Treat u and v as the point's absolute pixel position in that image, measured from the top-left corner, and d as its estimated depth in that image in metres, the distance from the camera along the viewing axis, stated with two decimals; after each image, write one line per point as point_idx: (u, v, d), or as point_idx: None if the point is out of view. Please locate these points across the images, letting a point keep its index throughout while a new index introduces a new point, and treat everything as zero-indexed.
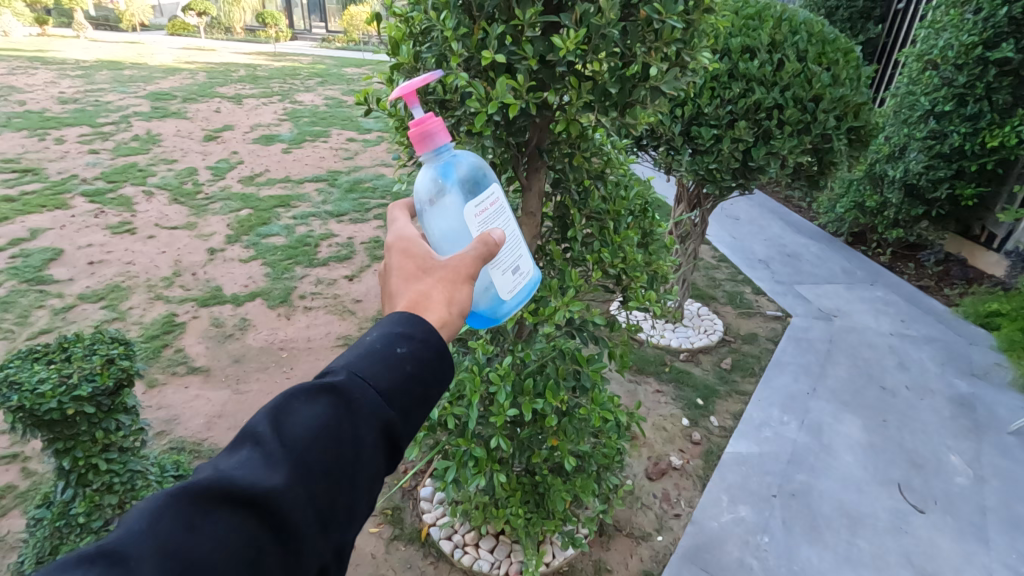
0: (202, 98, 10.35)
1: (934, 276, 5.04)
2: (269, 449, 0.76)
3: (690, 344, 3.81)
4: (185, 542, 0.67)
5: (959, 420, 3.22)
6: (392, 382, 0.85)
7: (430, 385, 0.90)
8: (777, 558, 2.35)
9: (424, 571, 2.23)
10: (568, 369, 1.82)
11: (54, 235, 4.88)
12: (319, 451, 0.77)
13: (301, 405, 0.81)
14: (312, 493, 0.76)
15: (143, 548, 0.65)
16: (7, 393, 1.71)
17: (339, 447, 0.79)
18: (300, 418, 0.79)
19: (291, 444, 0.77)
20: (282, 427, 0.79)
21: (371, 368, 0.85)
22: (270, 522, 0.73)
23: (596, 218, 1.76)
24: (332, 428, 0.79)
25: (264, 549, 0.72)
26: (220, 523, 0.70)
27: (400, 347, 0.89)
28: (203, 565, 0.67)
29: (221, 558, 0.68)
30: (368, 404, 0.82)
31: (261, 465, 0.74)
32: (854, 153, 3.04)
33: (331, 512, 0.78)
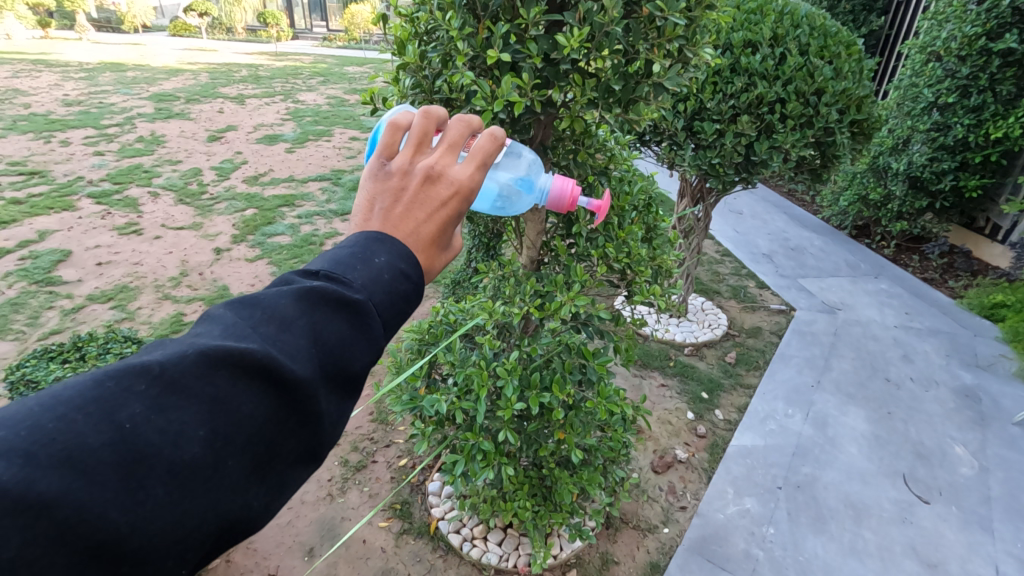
0: (205, 99, 10.40)
1: (939, 268, 5.03)
2: (304, 339, 0.75)
3: (695, 338, 3.83)
4: (228, 400, 0.68)
5: (964, 411, 3.23)
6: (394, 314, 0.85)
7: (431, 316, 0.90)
8: (783, 548, 2.37)
9: (434, 564, 2.26)
10: (574, 364, 1.84)
11: (62, 237, 4.93)
12: (344, 359, 0.78)
13: (328, 305, 0.79)
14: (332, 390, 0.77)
15: (200, 390, 0.68)
16: (23, 391, 1.75)
17: (360, 358, 0.80)
18: (330, 318, 0.78)
19: (321, 342, 0.76)
20: (316, 322, 0.77)
21: (397, 289, 0.84)
22: (295, 407, 0.74)
23: (601, 214, 1.77)
24: (355, 341, 0.79)
25: (280, 435, 0.73)
26: (257, 396, 0.71)
27: (412, 280, 0.87)
28: (241, 428, 0.69)
29: (255, 427, 0.70)
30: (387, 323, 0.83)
31: (297, 351, 0.74)
32: (857, 145, 3.04)
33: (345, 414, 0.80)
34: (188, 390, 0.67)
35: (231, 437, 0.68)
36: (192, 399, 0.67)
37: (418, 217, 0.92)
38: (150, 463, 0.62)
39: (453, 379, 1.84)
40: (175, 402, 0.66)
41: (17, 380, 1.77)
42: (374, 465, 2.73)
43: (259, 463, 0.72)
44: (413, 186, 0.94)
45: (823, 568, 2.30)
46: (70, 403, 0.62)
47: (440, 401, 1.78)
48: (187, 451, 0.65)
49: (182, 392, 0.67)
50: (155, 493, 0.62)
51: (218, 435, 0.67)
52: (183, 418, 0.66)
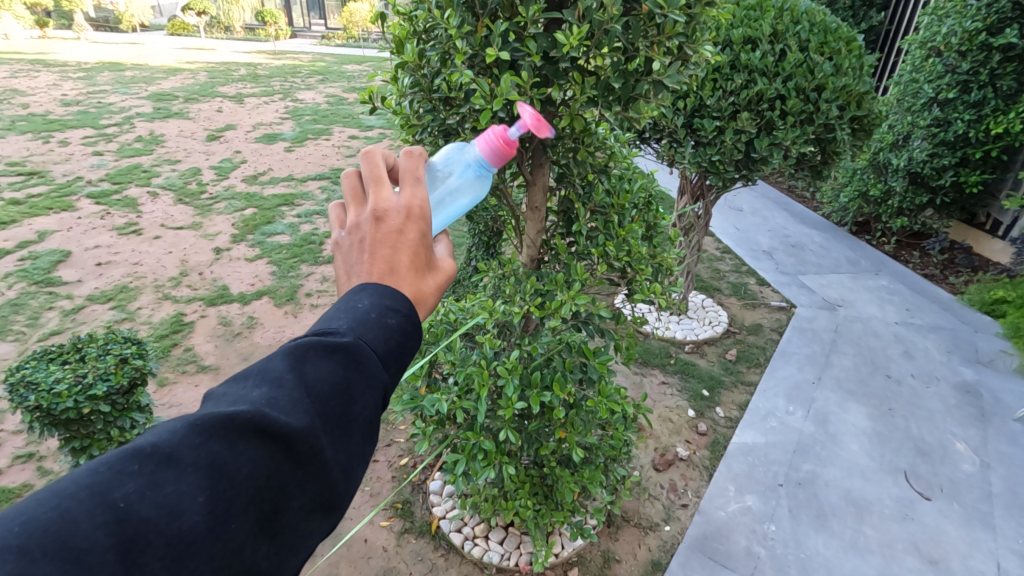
0: (204, 98, 10.39)
1: (940, 264, 5.02)
2: (292, 392, 0.73)
3: (695, 336, 3.82)
4: (222, 463, 0.67)
5: (965, 407, 3.23)
6: (391, 346, 0.82)
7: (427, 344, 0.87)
8: (784, 546, 2.37)
9: (435, 563, 2.26)
10: (575, 363, 1.84)
11: (61, 237, 4.92)
12: (339, 402, 0.75)
13: (318, 354, 0.78)
14: (333, 437, 0.74)
15: (194, 457, 0.66)
16: (24, 393, 1.74)
17: (358, 399, 0.77)
18: (318, 367, 0.76)
19: (311, 391, 0.74)
20: (303, 374, 0.76)
21: (384, 324, 0.82)
22: (295, 460, 0.71)
23: (601, 212, 1.76)
24: (346, 384, 0.76)
25: (286, 487, 0.71)
26: (255, 455, 0.69)
27: (393, 317, 0.84)
28: (240, 488, 0.67)
29: (256, 486, 0.68)
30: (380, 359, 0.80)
31: (287, 405, 0.72)
32: (858, 142, 3.03)
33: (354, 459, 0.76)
34: (185, 457, 0.66)
35: (232, 499, 0.66)
36: (187, 467, 0.66)
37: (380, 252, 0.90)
38: (146, 538, 0.61)
39: (453, 379, 1.84)
40: (171, 474, 0.65)
41: (17, 381, 1.76)
42: (375, 465, 2.73)
43: (264, 521, 0.69)
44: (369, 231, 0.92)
45: (824, 565, 2.30)
46: (66, 489, 0.61)
47: (441, 400, 1.77)
48: (188, 519, 0.63)
49: (175, 464, 0.65)
50: (155, 567, 0.60)
51: (218, 500, 0.66)
52: (181, 487, 0.64)
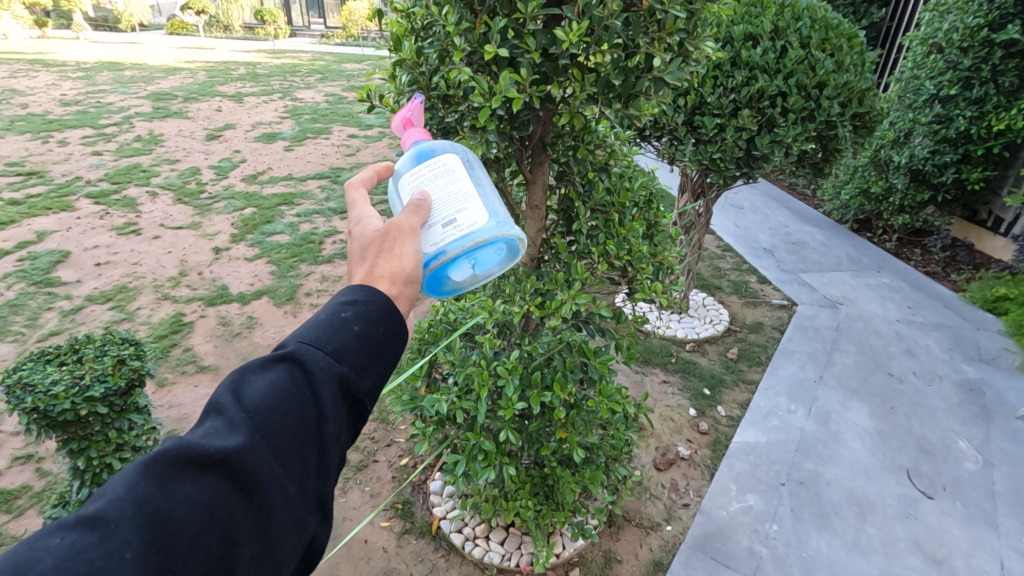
0: (203, 97, 10.37)
1: (941, 261, 5.00)
2: (230, 416, 0.80)
3: (696, 334, 3.81)
4: (162, 505, 0.69)
5: (967, 405, 3.22)
6: (337, 344, 0.90)
7: (381, 340, 0.95)
8: (786, 545, 2.36)
9: (436, 564, 2.25)
10: (576, 363, 1.82)
11: (60, 237, 4.91)
12: (278, 413, 0.81)
13: (257, 375, 0.85)
14: (274, 451, 0.79)
15: (121, 512, 0.67)
16: (20, 395, 1.72)
17: (300, 406, 0.84)
18: (254, 387, 0.83)
19: (248, 411, 0.80)
20: (239, 398, 0.82)
21: (320, 334, 0.90)
22: (242, 485, 0.75)
23: (601, 211, 1.75)
24: (286, 393, 0.83)
25: (236, 514, 0.74)
26: (192, 489, 0.71)
27: (345, 312, 0.94)
28: (179, 528, 0.69)
29: (198, 519, 0.70)
30: (320, 364, 0.87)
31: (222, 431, 0.77)
32: (860, 139, 3.02)
33: (302, 468, 0.82)
34: (114, 517, 0.66)
35: (168, 546, 0.68)
36: (115, 525, 0.66)
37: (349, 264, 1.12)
38: None
39: (453, 379, 1.83)
40: (97, 536, 0.65)
41: (13, 383, 1.75)
42: (375, 465, 2.72)
43: (216, 558, 0.71)
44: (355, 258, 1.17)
45: (826, 564, 2.28)
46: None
47: (440, 401, 1.75)
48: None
49: (104, 525, 0.66)
50: None
51: (153, 547, 0.67)
52: (108, 545, 0.64)
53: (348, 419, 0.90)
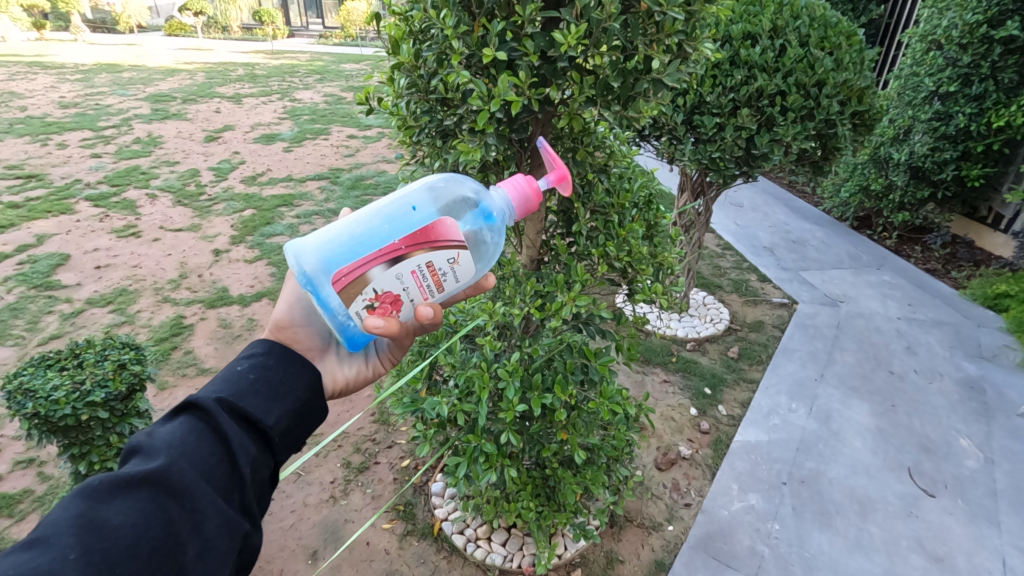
0: (202, 98, 10.37)
1: (941, 258, 5.00)
2: (147, 448, 0.85)
3: (697, 333, 3.80)
4: (94, 520, 0.74)
5: (968, 402, 3.22)
6: (241, 383, 0.99)
7: (280, 378, 1.03)
8: (788, 544, 2.36)
9: (438, 566, 2.25)
10: (577, 364, 1.82)
11: (60, 241, 4.91)
12: (194, 437, 0.87)
13: (164, 419, 0.92)
14: (199, 465, 0.85)
15: (56, 529, 0.72)
16: (21, 400, 1.72)
17: (213, 429, 0.90)
18: (164, 425, 0.89)
19: (163, 438, 0.86)
20: (152, 434, 0.87)
21: (222, 382, 1.00)
22: (172, 494, 0.80)
23: (601, 212, 1.75)
24: (197, 421, 0.90)
25: (172, 516, 0.79)
26: (123, 504, 0.76)
27: (242, 363, 1.04)
28: (114, 535, 0.74)
29: (131, 527, 0.75)
30: (222, 397, 0.95)
31: (144, 458, 0.83)
32: (859, 137, 3.02)
33: (226, 479, 0.87)
34: (50, 537, 0.71)
35: (108, 548, 0.73)
36: (53, 538, 0.71)
37: None
38: None
39: (454, 381, 1.82)
40: (37, 552, 0.70)
41: (14, 388, 1.74)
42: (377, 467, 2.72)
43: (157, 556, 0.76)
44: None
45: (828, 564, 2.28)
46: None
47: (441, 403, 1.75)
48: None
49: (41, 544, 0.70)
50: None
51: (93, 551, 0.72)
52: (51, 555, 0.70)
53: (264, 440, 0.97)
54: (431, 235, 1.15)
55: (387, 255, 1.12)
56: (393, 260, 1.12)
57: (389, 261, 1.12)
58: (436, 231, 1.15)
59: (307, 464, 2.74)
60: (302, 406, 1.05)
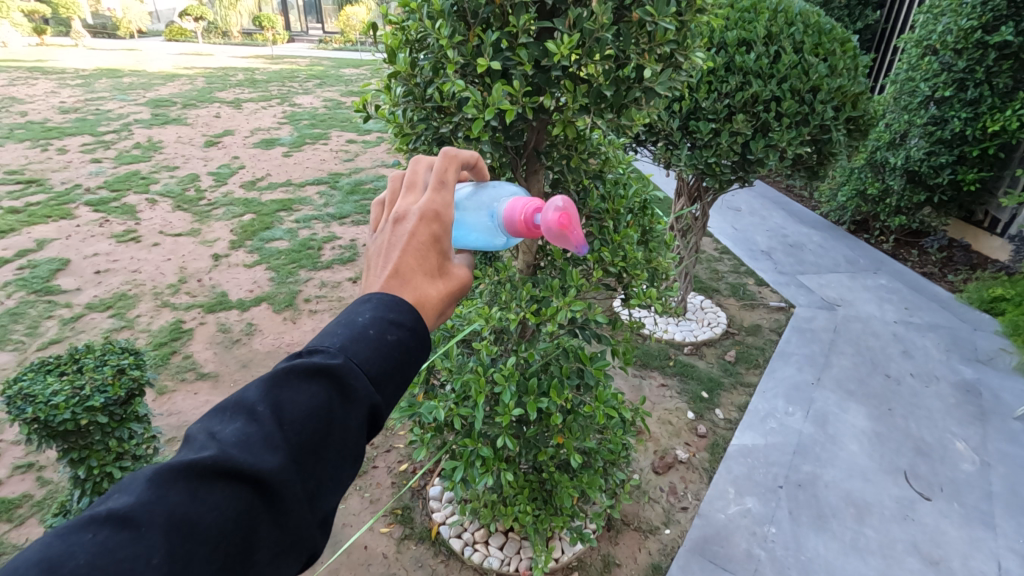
0: (202, 103, 10.41)
1: (938, 262, 5.02)
2: (264, 428, 0.75)
3: (694, 337, 3.83)
4: (186, 514, 0.67)
5: (964, 406, 3.23)
6: (383, 369, 0.84)
7: (414, 366, 0.89)
8: (785, 548, 2.37)
9: (435, 570, 2.26)
10: (572, 368, 1.84)
11: (60, 246, 4.93)
12: (312, 435, 0.77)
13: (297, 383, 0.79)
14: (304, 469, 0.76)
15: (151, 516, 0.65)
16: (20, 405, 1.71)
17: (334, 430, 0.79)
18: (294, 398, 0.78)
19: (282, 428, 0.76)
20: (275, 408, 0.77)
21: (367, 353, 0.83)
22: (268, 500, 0.72)
23: (596, 218, 1.78)
24: (323, 413, 0.78)
25: (260, 526, 0.72)
26: (219, 500, 0.69)
27: (391, 334, 0.87)
28: (204, 537, 0.67)
29: (221, 533, 0.68)
30: (361, 387, 0.81)
31: (259, 445, 0.73)
32: (853, 142, 3.05)
33: (324, 487, 0.78)
34: (143, 517, 0.65)
35: (191, 551, 0.66)
36: (146, 528, 0.65)
37: (403, 253, 0.97)
38: None
39: (451, 386, 1.84)
40: (127, 537, 0.63)
41: (14, 394, 1.73)
42: (376, 471, 2.74)
43: (236, 564, 0.70)
44: (395, 232, 0.99)
45: (823, 567, 2.29)
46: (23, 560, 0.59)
47: (438, 407, 1.77)
48: None
49: (133, 526, 0.64)
50: None
51: (175, 555, 0.65)
52: (135, 551, 0.63)
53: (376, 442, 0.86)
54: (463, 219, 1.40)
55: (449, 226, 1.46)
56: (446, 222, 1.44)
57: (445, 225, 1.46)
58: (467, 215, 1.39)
59: None
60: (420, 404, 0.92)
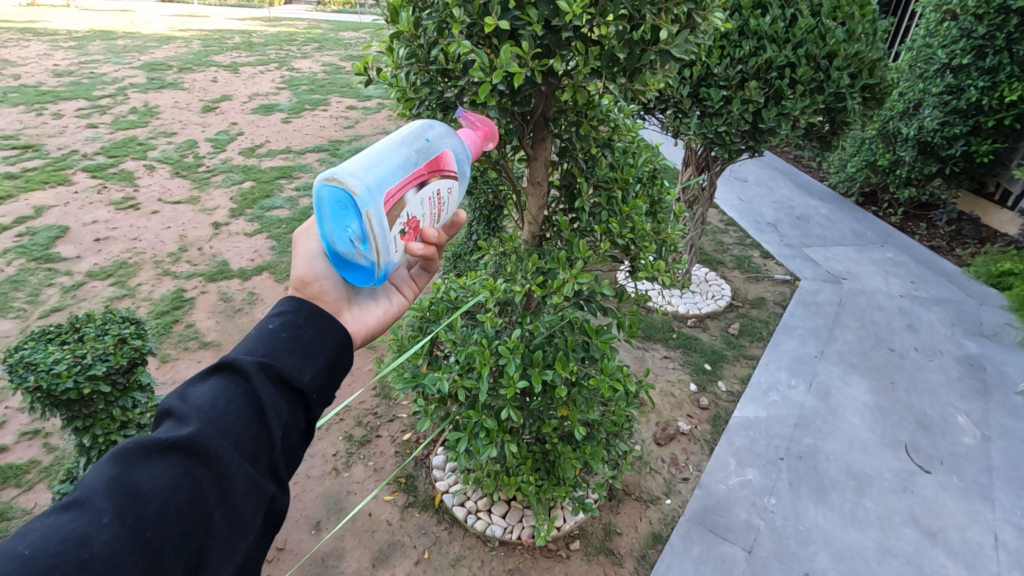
0: (198, 67, 10.17)
1: (946, 236, 4.96)
2: (176, 412, 0.84)
3: (698, 309, 3.81)
4: (121, 485, 0.74)
5: (967, 380, 3.23)
6: (278, 338, 0.96)
7: (314, 333, 0.99)
8: (784, 518, 2.40)
9: (439, 537, 2.30)
10: (577, 341, 1.82)
11: (58, 212, 4.87)
12: (224, 401, 0.86)
13: (200, 377, 0.90)
14: (227, 430, 0.83)
15: (90, 495, 0.72)
16: (22, 373, 1.65)
17: (244, 393, 0.88)
18: (199, 386, 0.88)
19: (194, 404, 0.84)
20: (183, 398, 0.86)
21: (255, 338, 0.96)
22: (199, 459, 0.79)
23: (604, 187, 1.75)
24: (227, 385, 0.88)
25: (200, 482, 0.78)
26: (155, 469, 0.76)
27: (275, 320, 0.99)
28: (146, 498, 0.74)
29: (162, 492, 0.75)
30: (259, 357, 0.92)
31: (174, 424, 0.82)
32: (869, 111, 2.94)
33: (253, 441, 0.85)
34: (82, 498, 0.72)
35: (136, 512, 0.72)
36: (89, 502, 0.72)
37: None
38: (60, 567, 0.66)
39: (455, 357, 1.81)
40: (71, 515, 0.70)
41: (16, 362, 1.68)
42: (379, 440, 2.75)
43: (189, 520, 0.76)
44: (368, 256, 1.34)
45: (822, 537, 2.33)
46: None
47: (441, 378, 1.76)
48: (100, 540, 0.69)
49: (75, 506, 0.71)
50: None
51: (123, 516, 0.72)
52: (82, 521, 0.70)
53: (296, 402, 0.94)
54: (440, 163, 1.18)
55: (416, 178, 1.12)
56: (420, 183, 1.13)
57: (416, 184, 1.12)
58: (442, 159, 1.19)
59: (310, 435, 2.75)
60: (330, 368, 1.00)
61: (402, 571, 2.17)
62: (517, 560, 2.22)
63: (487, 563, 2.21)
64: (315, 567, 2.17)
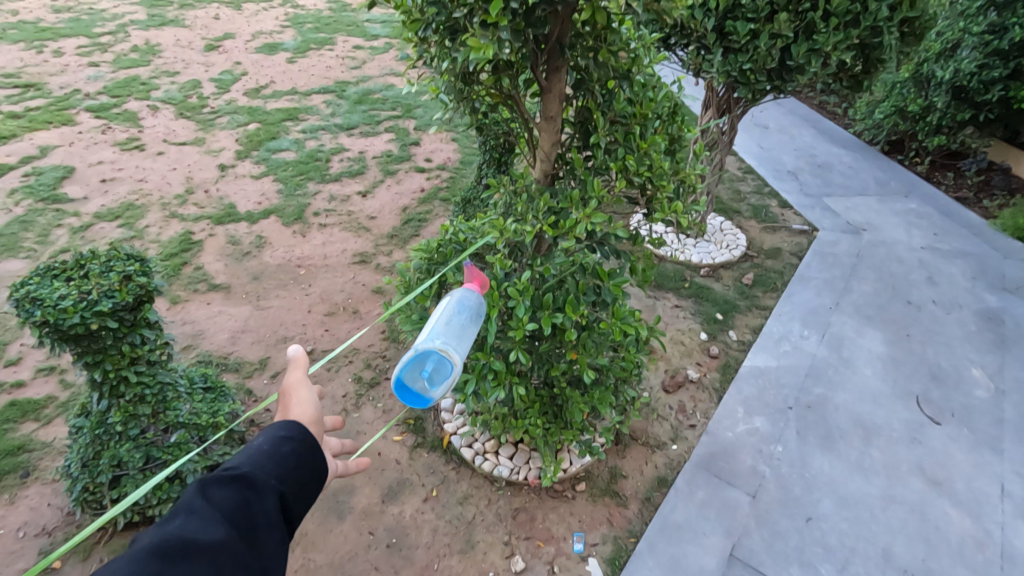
0: (199, 3, 9.79)
1: (974, 186, 4.77)
2: (200, 512, 0.84)
3: (711, 259, 3.72)
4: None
5: (985, 334, 3.17)
6: (290, 456, 1.00)
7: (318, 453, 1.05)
8: (789, 465, 2.41)
9: (447, 476, 2.34)
10: (589, 284, 1.77)
11: (63, 153, 4.81)
12: (249, 518, 0.88)
13: (217, 480, 0.90)
14: (251, 546, 0.86)
15: None
16: (30, 308, 1.65)
17: (264, 510, 0.91)
18: (217, 490, 0.88)
19: (217, 514, 0.85)
20: (203, 499, 0.86)
21: (266, 451, 0.98)
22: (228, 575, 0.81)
23: (621, 122, 1.66)
24: (248, 497, 0.90)
25: None
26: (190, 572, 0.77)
27: (284, 436, 1.03)
28: None
29: None
30: (277, 477, 0.96)
31: (202, 525, 0.83)
32: (907, 48, 2.74)
33: (271, 556, 0.88)
34: None
35: None
36: None
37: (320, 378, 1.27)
38: None
39: None
40: None
41: (22, 297, 1.68)
42: (387, 382, 2.76)
43: None
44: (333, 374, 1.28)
45: (827, 484, 2.34)
46: None
47: None
48: None
49: None
50: None
51: None
52: None
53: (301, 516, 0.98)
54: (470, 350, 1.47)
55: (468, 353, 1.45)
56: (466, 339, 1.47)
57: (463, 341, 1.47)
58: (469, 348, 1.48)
59: (320, 377, 2.77)
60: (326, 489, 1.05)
61: (411, 507, 2.22)
62: (524, 500, 2.26)
63: (494, 502, 2.25)
64: (326, 503, 2.23)
